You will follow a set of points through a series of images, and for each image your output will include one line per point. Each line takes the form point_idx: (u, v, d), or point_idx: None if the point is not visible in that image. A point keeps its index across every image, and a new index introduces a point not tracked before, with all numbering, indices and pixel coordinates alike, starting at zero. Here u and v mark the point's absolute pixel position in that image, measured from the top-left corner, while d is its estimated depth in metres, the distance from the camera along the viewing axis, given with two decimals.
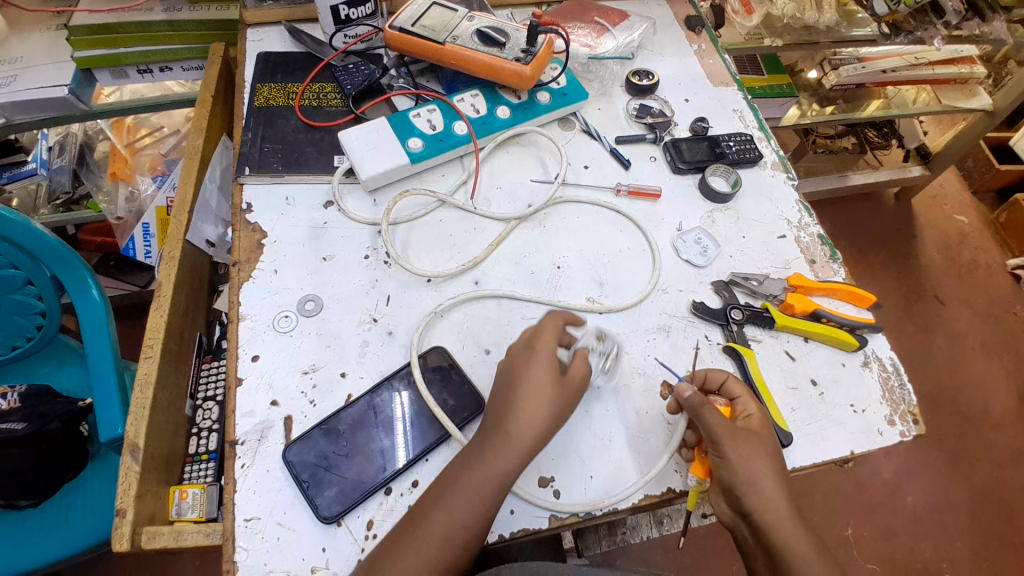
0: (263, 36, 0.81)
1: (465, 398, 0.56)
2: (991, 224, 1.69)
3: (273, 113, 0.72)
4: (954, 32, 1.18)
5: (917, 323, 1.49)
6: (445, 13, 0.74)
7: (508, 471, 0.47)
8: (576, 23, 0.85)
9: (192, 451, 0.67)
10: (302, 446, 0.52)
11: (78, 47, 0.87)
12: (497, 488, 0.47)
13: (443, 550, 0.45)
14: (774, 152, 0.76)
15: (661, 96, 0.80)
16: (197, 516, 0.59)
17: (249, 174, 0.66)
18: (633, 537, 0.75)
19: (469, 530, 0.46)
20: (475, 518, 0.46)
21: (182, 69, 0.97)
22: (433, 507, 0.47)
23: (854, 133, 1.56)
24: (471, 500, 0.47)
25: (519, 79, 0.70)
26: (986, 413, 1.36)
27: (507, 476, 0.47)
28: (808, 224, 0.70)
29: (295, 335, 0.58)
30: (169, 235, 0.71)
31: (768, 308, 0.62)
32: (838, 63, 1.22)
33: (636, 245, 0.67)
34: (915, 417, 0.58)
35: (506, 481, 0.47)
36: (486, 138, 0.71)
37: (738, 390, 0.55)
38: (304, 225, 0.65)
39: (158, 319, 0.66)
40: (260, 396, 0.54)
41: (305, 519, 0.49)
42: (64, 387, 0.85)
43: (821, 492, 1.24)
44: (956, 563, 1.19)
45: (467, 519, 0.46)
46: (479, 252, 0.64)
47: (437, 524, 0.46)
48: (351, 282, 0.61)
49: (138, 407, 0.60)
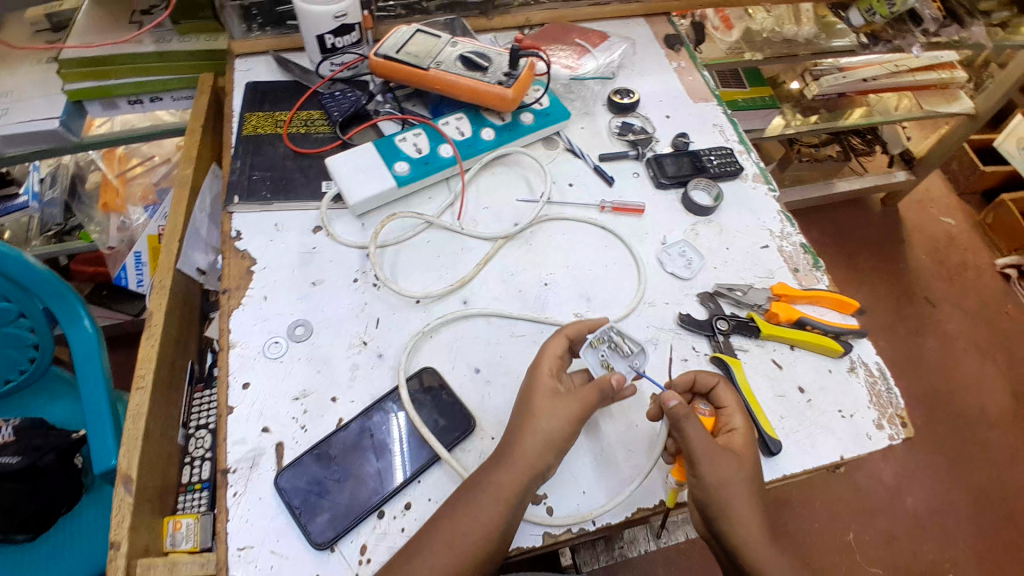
0: (251, 66, 0.83)
1: (456, 417, 0.56)
2: (978, 225, 1.72)
3: (261, 141, 0.73)
4: (933, 39, 1.16)
5: (908, 325, 1.50)
6: (428, 40, 0.75)
7: (504, 491, 0.48)
8: (557, 45, 0.87)
9: (184, 480, 0.66)
10: (294, 472, 0.52)
11: (71, 79, 0.88)
12: (494, 507, 0.47)
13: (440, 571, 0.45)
14: (755, 164, 0.77)
15: (642, 114, 0.81)
16: (191, 546, 0.58)
17: (237, 203, 0.67)
18: (631, 551, 0.75)
19: (465, 551, 0.46)
20: (471, 539, 0.46)
21: (172, 99, 0.97)
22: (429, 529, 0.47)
23: (837, 141, 1.58)
24: (467, 521, 0.47)
25: (503, 101, 0.72)
26: (982, 413, 1.37)
27: (502, 495, 0.47)
28: (790, 234, 0.72)
29: (285, 361, 0.58)
30: (159, 264, 0.72)
31: (752, 318, 0.63)
32: (819, 73, 1.27)
33: (622, 259, 0.68)
34: (904, 421, 0.59)
35: (501, 501, 0.47)
36: (471, 160, 0.73)
37: (725, 399, 0.55)
38: (293, 251, 0.65)
39: (150, 348, 0.66)
40: (251, 423, 0.54)
41: (298, 546, 0.49)
42: (57, 419, 0.85)
43: (820, 497, 1.24)
44: (960, 566, 1.19)
45: (464, 540, 0.46)
46: (467, 272, 0.65)
47: (434, 546, 0.46)
48: (340, 306, 0.62)
49: (130, 437, 0.60)
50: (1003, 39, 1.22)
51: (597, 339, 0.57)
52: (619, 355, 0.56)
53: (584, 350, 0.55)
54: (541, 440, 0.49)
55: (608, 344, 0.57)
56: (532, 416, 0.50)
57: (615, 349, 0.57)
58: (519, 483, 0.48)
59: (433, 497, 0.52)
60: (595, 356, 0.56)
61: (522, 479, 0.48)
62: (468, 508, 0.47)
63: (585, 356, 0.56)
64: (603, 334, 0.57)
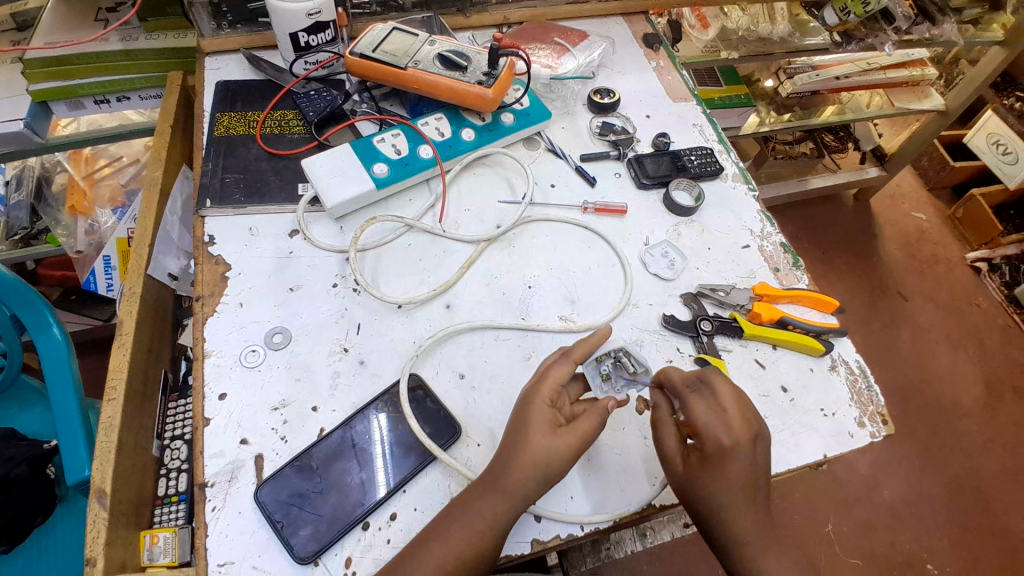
0: (221, 64, 0.80)
1: (441, 424, 0.55)
2: (948, 220, 1.76)
3: (234, 142, 0.71)
4: (905, 37, 1.18)
5: (882, 319, 1.53)
6: (405, 38, 0.74)
7: (498, 500, 0.48)
8: (536, 44, 0.86)
9: (161, 492, 0.64)
10: (275, 485, 0.50)
11: (34, 79, 0.85)
12: (488, 515, 0.47)
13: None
14: (735, 164, 0.78)
15: (623, 113, 0.81)
16: (170, 560, 0.56)
17: (210, 206, 0.65)
18: (617, 552, 0.75)
19: (460, 561, 0.46)
20: (466, 548, 0.46)
21: (140, 99, 0.94)
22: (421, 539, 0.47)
23: (812, 138, 1.61)
24: (461, 530, 0.47)
25: (482, 101, 0.71)
26: (955, 403, 1.40)
27: (496, 504, 0.47)
28: (770, 233, 0.72)
29: (263, 370, 0.56)
30: (129, 269, 0.69)
31: (735, 318, 0.63)
32: (793, 71, 1.28)
33: (606, 260, 0.68)
34: (885, 418, 0.59)
35: (495, 509, 0.47)
36: (451, 161, 0.71)
37: (696, 410, 0.51)
38: (268, 256, 0.64)
39: (122, 357, 0.64)
40: (229, 434, 0.53)
41: (280, 560, 0.48)
42: (27, 429, 0.82)
43: (800, 490, 1.26)
44: (937, 554, 1.22)
45: (458, 549, 0.46)
46: (450, 276, 0.64)
47: (428, 556, 0.46)
48: (319, 312, 0.61)
49: (103, 450, 0.58)
50: (973, 36, 1.25)
51: (601, 354, 0.58)
52: (621, 373, 0.58)
53: (584, 363, 0.57)
54: (532, 445, 0.49)
55: (612, 360, 0.58)
56: (523, 423, 0.50)
57: (619, 366, 0.58)
58: (509, 490, 0.48)
59: (419, 507, 0.51)
60: (595, 369, 0.58)
61: (515, 486, 0.48)
62: (463, 517, 0.47)
63: (586, 368, 0.58)
64: (611, 351, 0.59)
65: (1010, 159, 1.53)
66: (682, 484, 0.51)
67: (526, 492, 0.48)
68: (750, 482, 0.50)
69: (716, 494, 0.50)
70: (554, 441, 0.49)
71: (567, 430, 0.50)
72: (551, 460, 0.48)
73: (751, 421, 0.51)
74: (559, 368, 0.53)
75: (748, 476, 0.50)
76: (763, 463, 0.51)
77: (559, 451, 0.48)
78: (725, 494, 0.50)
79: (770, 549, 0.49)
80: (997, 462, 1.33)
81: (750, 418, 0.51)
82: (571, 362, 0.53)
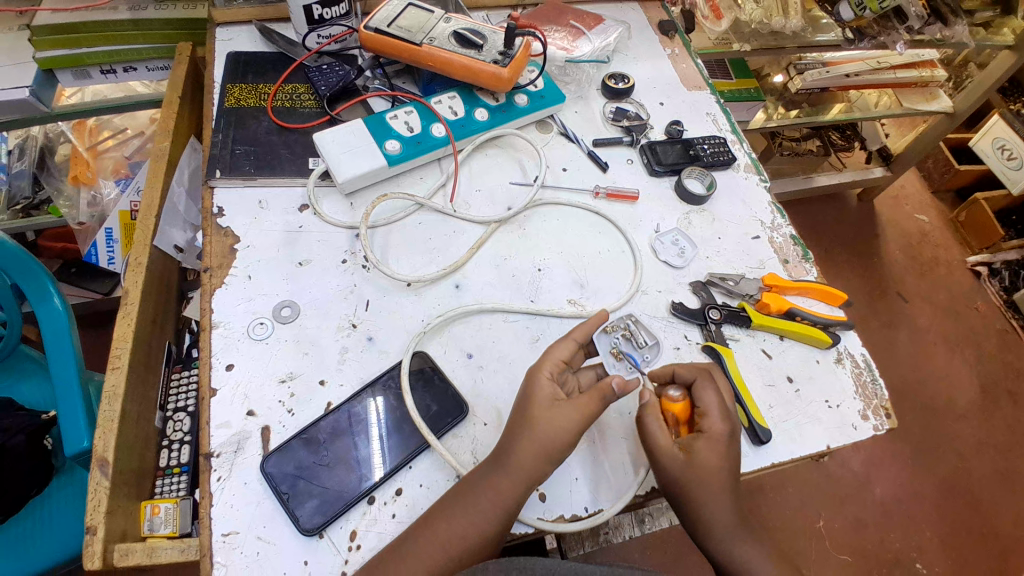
0: (233, 35, 0.79)
1: (448, 403, 0.55)
2: (950, 223, 1.76)
3: (245, 114, 0.70)
4: (916, 36, 1.17)
5: (882, 318, 1.54)
6: (421, 14, 0.73)
7: (506, 485, 0.47)
8: (552, 26, 0.85)
9: (163, 464, 0.66)
10: (280, 457, 0.50)
11: (41, 47, 0.83)
12: (497, 502, 0.47)
13: (439, 563, 0.45)
14: (747, 155, 0.77)
15: (636, 100, 0.80)
16: (170, 530, 0.58)
17: (219, 177, 0.64)
18: (615, 537, 0.71)
19: (467, 547, 0.46)
20: (473, 535, 0.46)
21: (147, 70, 0.93)
22: (428, 526, 0.47)
23: (818, 135, 1.60)
24: (469, 516, 0.47)
25: (497, 81, 0.70)
26: (950, 405, 1.41)
27: (506, 492, 0.47)
28: (781, 225, 0.72)
29: (270, 343, 0.56)
30: (134, 241, 0.69)
31: (744, 307, 0.63)
32: (802, 67, 1.25)
33: (616, 246, 0.68)
34: (888, 412, 0.60)
35: (507, 492, 0.47)
36: (464, 140, 0.71)
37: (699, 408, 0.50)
38: (278, 230, 0.63)
39: (125, 328, 0.63)
40: (235, 406, 0.53)
41: (285, 532, 0.48)
42: (25, 399, 0.81)
43: (793, 484, 1.27)
44: (926, 553, 1.23)
45: (465, 537, 0.46)
46: (460, 257, 0.64)
47: (434, 541, 0.46)
48: (328, 287, 0.60)
49: (106, 420, 0.58)
50: (983, 39, 1.26)
51: (611, 327, 0.60)
52: (631, 346, 0.59)
53: (596, 334, 0.60)
54: (542, 433, 0.48)
55: (622, 332, 0.60)
56: (531, 408, 0.50)
57: (628, 339, 0.60)
58: (519, 480, 0.47)
59: (425, 483, 0.51)
60: (606, 341, 0.60)
61: (523, 472, 0.48)
62: (471, 503, 0.47)
63: (598, 339, 0.60)
64: (621, 322, 0.61)
65: (1015, 164, 1.53)
66: (674, 475, 0.50)
67: (533, 479, 0.48)
68: (729, 475, 0.50)
69: (720, 478, 0.50)
70: (559, 429, 0.49)
71: (564, 402, 0.50)
72: (559, 447, 0.49)
73: (725, 417, 0.52)
74: (557, 344, 0.54)
75: (730, 476, 0.50)
76: (737, 456, 0.51)
77: (565, 436, 0.49)
78: (712, 487, 0.50)
79: (750, 542, 0.50)
80: (991, 465, 1.34)
81: (728, 415, 0.52)
82: (568, 339, 0.54)
